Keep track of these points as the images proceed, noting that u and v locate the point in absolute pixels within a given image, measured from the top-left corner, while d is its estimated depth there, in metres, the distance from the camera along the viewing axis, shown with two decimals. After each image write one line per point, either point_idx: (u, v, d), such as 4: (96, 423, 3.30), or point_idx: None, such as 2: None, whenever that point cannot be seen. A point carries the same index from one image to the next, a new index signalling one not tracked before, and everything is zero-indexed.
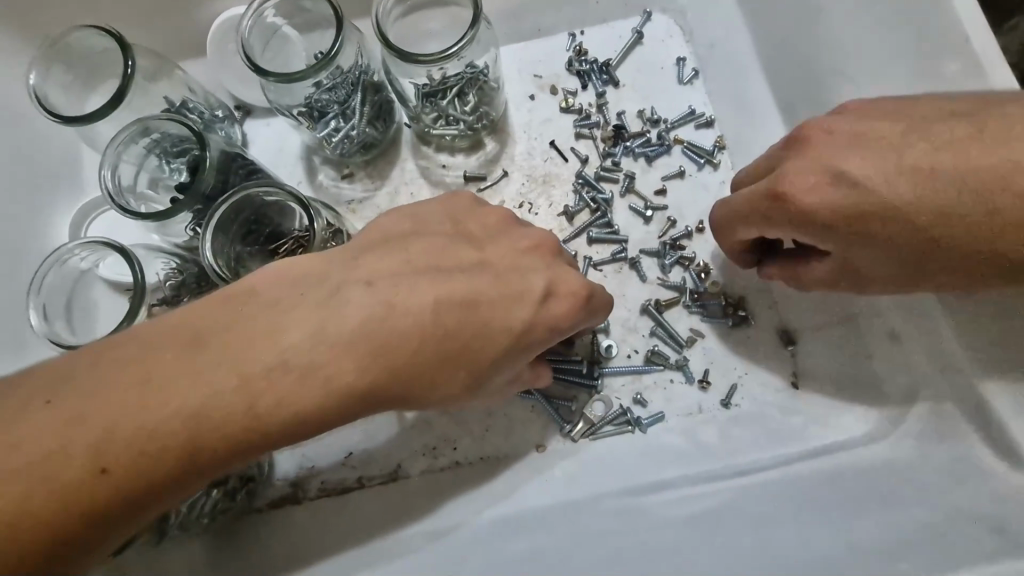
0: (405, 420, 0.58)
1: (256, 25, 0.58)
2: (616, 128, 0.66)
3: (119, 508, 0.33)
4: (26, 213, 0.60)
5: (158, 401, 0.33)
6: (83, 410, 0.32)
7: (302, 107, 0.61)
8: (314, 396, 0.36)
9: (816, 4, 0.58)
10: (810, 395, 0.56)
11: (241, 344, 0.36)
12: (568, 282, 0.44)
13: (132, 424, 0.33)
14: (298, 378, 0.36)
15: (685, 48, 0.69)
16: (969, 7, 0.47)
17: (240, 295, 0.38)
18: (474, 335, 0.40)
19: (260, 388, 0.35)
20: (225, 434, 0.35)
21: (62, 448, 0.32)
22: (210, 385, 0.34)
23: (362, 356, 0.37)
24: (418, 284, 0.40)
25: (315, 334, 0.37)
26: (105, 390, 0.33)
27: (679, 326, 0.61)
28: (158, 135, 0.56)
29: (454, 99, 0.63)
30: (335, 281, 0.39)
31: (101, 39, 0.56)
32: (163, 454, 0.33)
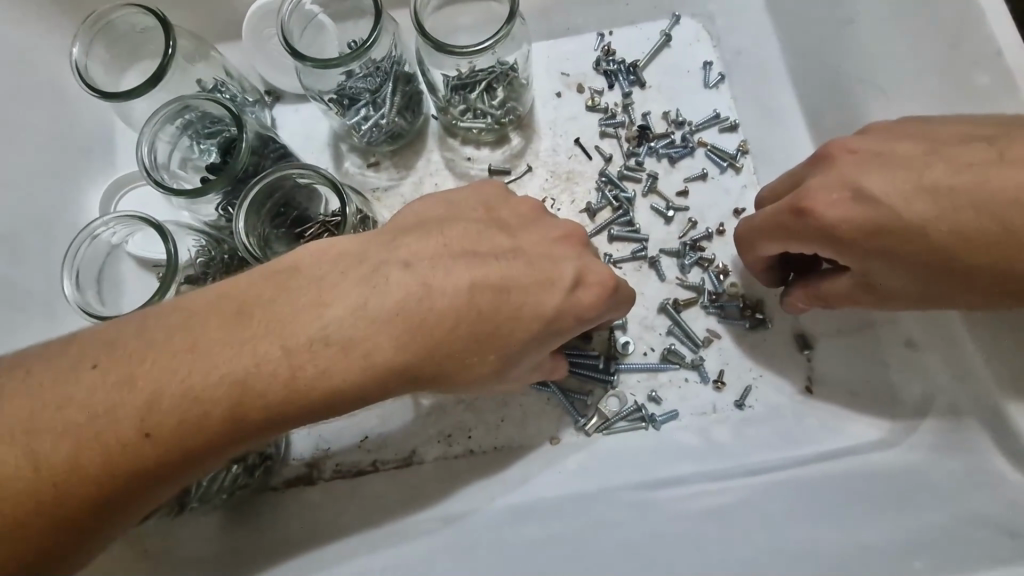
0: (423, 406, 0.60)
1: (295, 12, 0.58)
2: (640, 128, 0.67)
3: (162, 469, 0.35)
4: (61, 185, 0.61)
5: (200, 372, 0.35)
6: (131, 375, 0.34)
7: (333, 94, 0.61)
8: (349, 373, 0.38)
9: (844, 14, 0.58)
10: (823, 399, 0.57)
11: (279, 321, 0.37)
12: (595, 273, 0.45)
13: (177, 391, 0.35)
14: (335, 354, 0.37)
15: (712, 52, 0.69)
16: (1002, 21, 0.47)
17: (278, 272, 0.39)
18: (504, 322, 0.41)
19: (296, 364, 0.37)
20: (264, 404, 0.37)
21: (112, 410, 0.34)
22: (250, 359, 0.36)
23: (394, 337, 0.38)
24: (451, 270, 0.41)
25: (350, 313, 0.38)
26: (153, 356, 0.35)
27: (695, 326, 0.61)
28: (194, 116, 0.57)
29: (482, 93, 0.64)
30: (371, 262, 0.40)
31: (143, 17, 0.57)
32: (205, 421, 0.36)
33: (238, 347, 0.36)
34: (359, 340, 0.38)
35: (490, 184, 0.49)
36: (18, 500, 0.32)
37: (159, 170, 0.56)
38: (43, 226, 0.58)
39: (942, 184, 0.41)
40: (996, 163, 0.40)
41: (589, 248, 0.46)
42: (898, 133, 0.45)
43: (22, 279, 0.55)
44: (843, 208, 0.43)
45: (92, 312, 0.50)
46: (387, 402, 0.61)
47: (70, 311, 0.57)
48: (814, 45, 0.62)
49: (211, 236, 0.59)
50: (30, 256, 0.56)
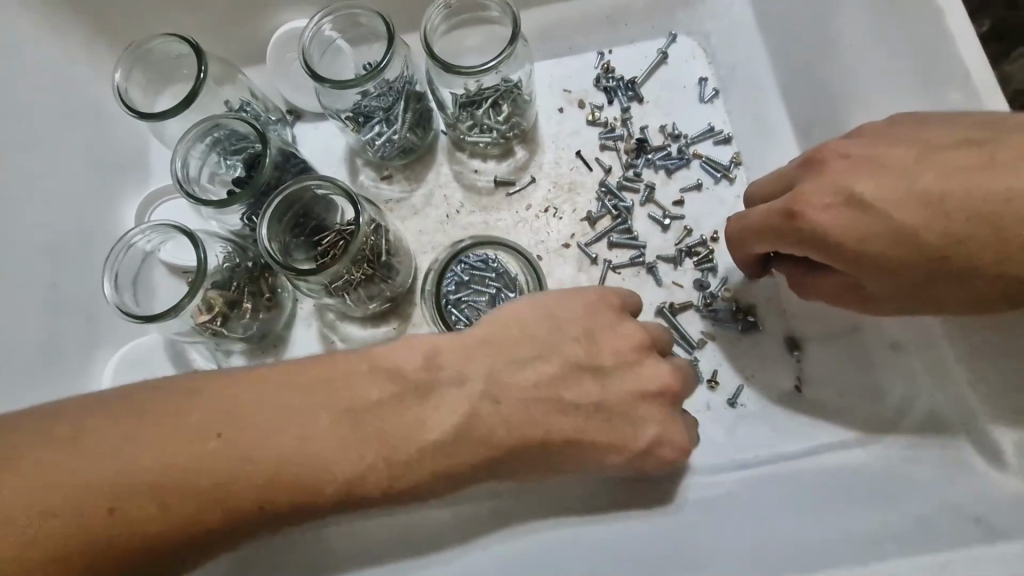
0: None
1: (314, 38, 0.63)
2: (638, 141, 0.71)
3: (262, 527, 0.42)
4: (103, 198, 0.66)
5: (311, 465, 0.42)
6: (255, 455, 0.41)
7: (349, 112, 0.66)
8: (430, 481, 0.45)
9: (828, 33, 0.61)
10: (813, 396, 0.60)
11: (384, 439, 0.43)
12: (672, 440, 0.50)
13: (290, 477, 0.41)
14: (424, 467, 0.44)
15: (707, 69, 0.73)
16: (969, 41, 0.50)
17: (390, 390, 0.45)
18: (573, 453, 0.48)
19: (390, 472, 0.43)
20: (358, 498, 0.43)
21: (229, 482, 0.40)
22: (353, 465, 0.43)
23: (478, 454, 0.45)
24: (538, 419, 0.47)
25: (437, 450, 0.44)
26: (275, 443, 0.42)
27: (691, 329, 0.65)
28: (222, 133, 0.62)
29: (488, 109, 0.69)
30: (468, 386, 0.46)
31: (177, 45, 0.62)
32: (308, 506, 0.42)
33: (345, 450, 0.43)
34: (448, 459, 0.45)
35: (606, 294, 0.52)
36: (136, 533, 0.39)
37: (190, 184, 0.61)
38: (83, 236, 0.64)
39: (913, 194, 0.44)
40: (962, 173, 0.43)
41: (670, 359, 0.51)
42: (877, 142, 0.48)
43: (65, 284, 0.60)
44: (834, 212, 0.46)
45: (127, 312, 0.54)
46: None
47: (108, 311, 0.63)
48: (803, 62, 0.66)
49: (236, 244, 0.63)
50: (72, 262, 0.62)
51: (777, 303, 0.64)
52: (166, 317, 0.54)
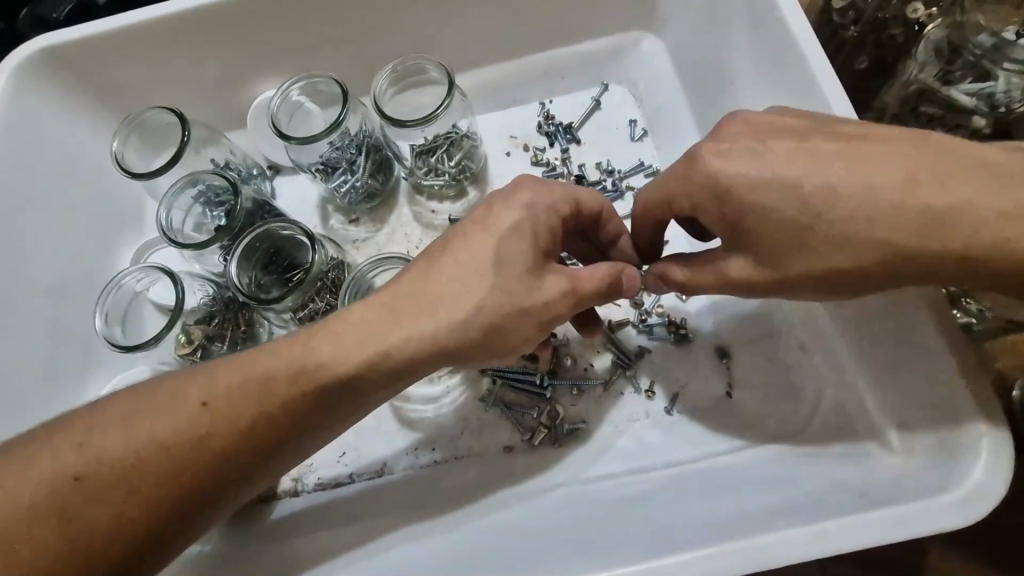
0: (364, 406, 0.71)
1: (283, 103, 0.73)
2: (577, 177, 0.79)
3: (214, 436, 0.47)
4: (100, 249, 0.75)
5: (248, 367, 0.49)
6: (198, 373, 0.49)
7: (318, 164, 0.75)
8: (353, 354, 0.49)
9: (729, 78, 0.70)
10: (741, 400, 0.64)
11: (303, 353, 0.49)
12: (557, 201, 0.53)
13: (226, 378, 0.48)
14: (340, 343, 0.49)
15: (636, 112, 0.81)
16: (833, 79, 0.57)
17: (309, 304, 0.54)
18: (483, 218, 0.52)
19: (312, 355, 0.49)
20: (290, 387, 0.48)
21: (173, 399, 0.48)
22: (279, 359, 0.49)
23: (388, 316, 0.50)
24: (437, 256, 0.51)
25: (355, 353, 0.49)
26: (216, 362, 0.50)
27: (629, 342, 0.70)
28: (203, 186, 0.71)
29: (441, 156, 0.78)
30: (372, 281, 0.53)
31: (166, 114, 0.72)
32: (248, 404, 0.48)
33: (274, 348, 0.50)
34: (360, 328, 0.49)
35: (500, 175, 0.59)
36: (103, 459, 0.45)
37: (174, 232, 0.70)
38: (82, 281, 0.73)
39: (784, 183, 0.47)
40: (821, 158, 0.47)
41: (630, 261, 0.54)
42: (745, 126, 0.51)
43: (67, 320, 0.70)
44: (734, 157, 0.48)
45: (114, 344, 0.63)
46: (365, 421, 0.70)
47: (101, 347, 0.71)
48: (714, 103, 0.73)
49: (215, 282, 0.72)
50: (74, 303, 0.71)
51: (709, 316, 0.69)
52: (144, 346, 0.62)
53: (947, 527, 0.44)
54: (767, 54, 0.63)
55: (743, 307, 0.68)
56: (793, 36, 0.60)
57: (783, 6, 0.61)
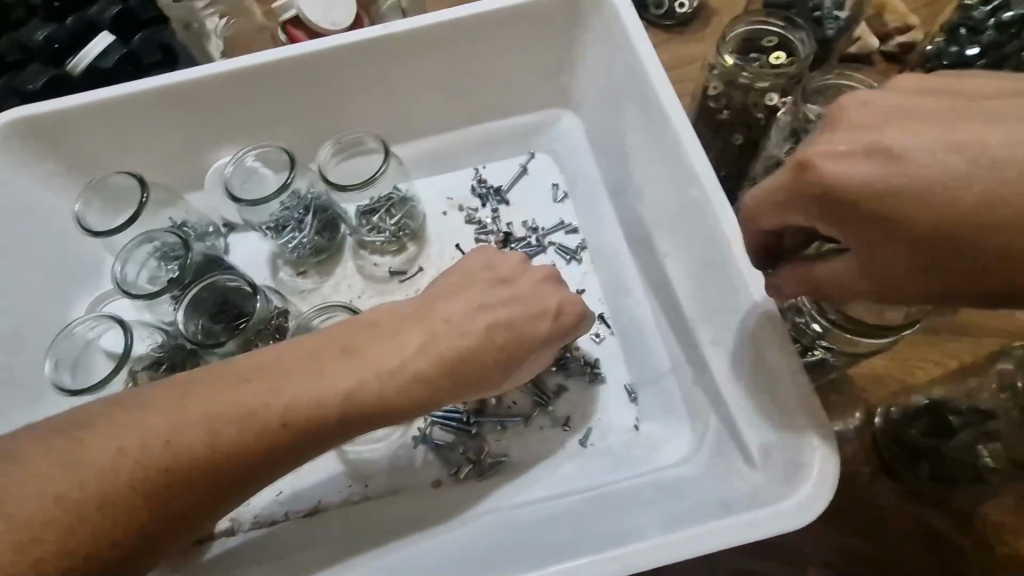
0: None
1: (237, 168, 0.82)
2: (505, 234, 0.88)
3: (218, 465, 0.51)
4: (54, 302, 0.81)
5: (258, 400, 0.53)
6: (209, 403, 0.52)
7: (269, 223, 0.83)
8: (357, 395, 0.56)
9: (629, 152, 0.82)
10: (647, 431, 0.73)
11: (313, 389, 0.55)
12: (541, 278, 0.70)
13: (239, 409, 0.52)
14: (349, 384, 0.56)
15: (558, 177, 0.93)
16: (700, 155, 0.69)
17: (317, 345, 0.59)
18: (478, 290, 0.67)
19: (322, 393, 0.55)
20: (297, 425, 0.54)
21: (178, 425, 0.50)
22: (292, 396, 0.54)
23: (393, 368, 0.59)
24: (442, 317, 0.64)
25: (273, 395, 0.54)
26: (226, 393, 0.53)
27: (550, 381, 0.77)
28: (159, 243, 0.78)
29: (382, 215, 0.87)
30: (379, 335, 0.61)
31: (127, 178, 0.79)
32: (256, 435, 0.52)
33: (285, 384, 0.55)
34: (368, 373, 0.57)
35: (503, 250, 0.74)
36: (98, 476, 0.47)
37: (127, 287, 0.76)
38: (34, 332, 0.78)
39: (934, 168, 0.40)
40: (952, 133, 0.41)
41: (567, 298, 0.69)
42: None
43: (16, 368, 0.74)
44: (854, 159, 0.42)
45: (58, 387, 0.67)
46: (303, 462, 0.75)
47: (48, 392, 0.75)
48: (619, 171, 0.85)
49: (164, 331, 0.77)
50: (26, 352, 0.76)
51: (617, 355, 0.78)
52: (88, 389, 0.66)
53: (787, 528, 0.52)
54: (654, 133, 0.75)
55: (645, 347, 0.77)
56: (671, 119, 0.72)
57: (663, 95, 0.73)
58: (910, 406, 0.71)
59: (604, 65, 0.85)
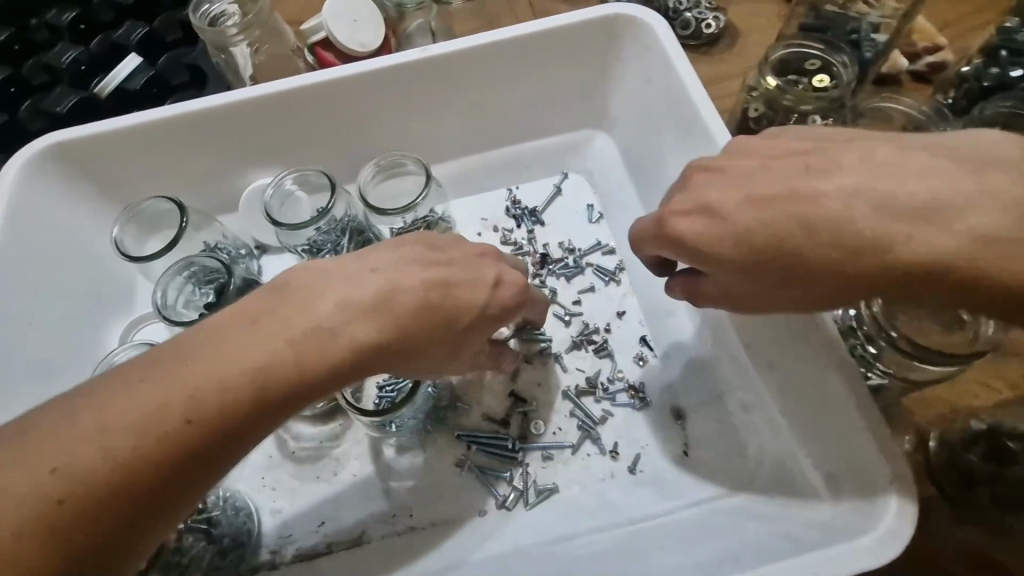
0: (340, 476, 0.75)
1: (275, 192, 0.81)
2: (542, 255, 0.88)
3: (130, 476, 0.47)
4: (89, 329, 0.79)
5: (149, 406, 0.49)
6: (101, 416, 0.48)
7: (305, 245, 0.82)
8: (255, 380, 0.51)
9: (667, 174, 0.82)
10: (697, 456, 0.71)
11: (205, 383, 0.50)
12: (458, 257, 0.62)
13: (129, 417, 0.48)
14: (244, 372, 0.51)
15: (593, 198, 0.92)
16: None
17: (199, 338, 0.53)
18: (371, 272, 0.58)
19: (216, 385, 0.50)
20: (200, 420, 0.50)
21: (74, 448, 0.46)
22: (184, 394, 0.49)
23: (285, 346, 0.53)
24: (336, 295, 0.56)
25: (165, 398, 0.49)
26: (112, 401, 0.48)
27: (593, 407, 0.77)
28: (197, 268, 0.78)
29: (420, 237, 0.84)
30: (269, 316, 0.54)
31: (164, 203, 0.78)
32: (157, 439, 0.48)
33: (173, 383, 0.50)
34: (264, 357, 0.52)
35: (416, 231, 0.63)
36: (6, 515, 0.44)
37: (171, 312, 0.75)
38: (70, 361, 0.76)
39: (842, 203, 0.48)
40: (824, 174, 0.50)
41: (506, 270, 0.65)
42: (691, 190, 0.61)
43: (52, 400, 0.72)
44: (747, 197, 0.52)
45: None
46: (343, 491, 0.74)
47: None
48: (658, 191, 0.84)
49: None
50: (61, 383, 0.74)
51: (662, 379, 0.77)
52: None
53: (869, 566, 0.52)
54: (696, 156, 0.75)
55: (692, 371, 0.76)
56: (716, 141, 0.72)
57: (705, 116, 0.73)
58: (969, 432, 0.69)
59: (640, 87, 0.85)
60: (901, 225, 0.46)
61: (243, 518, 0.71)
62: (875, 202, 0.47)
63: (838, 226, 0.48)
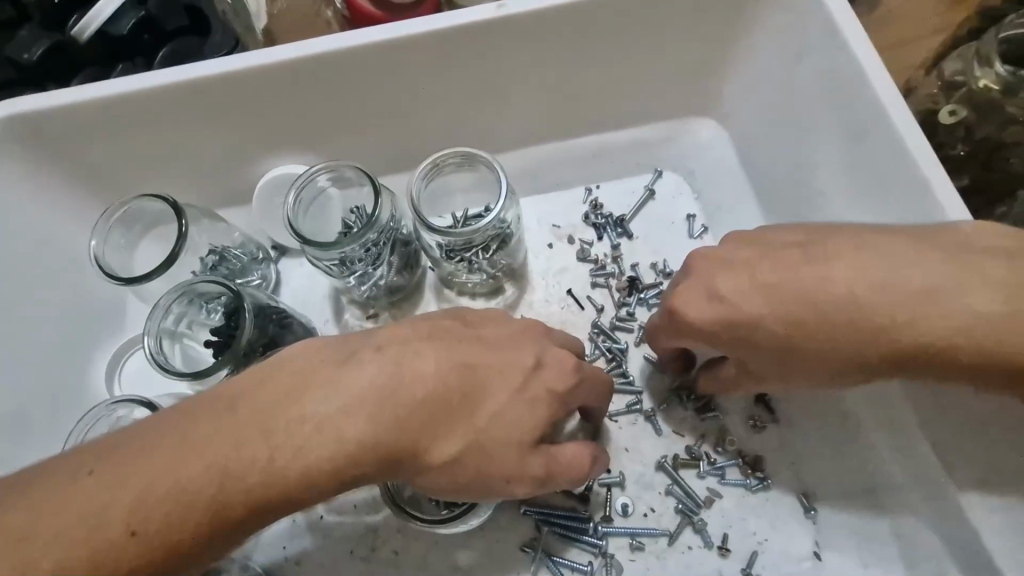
0: (379, 555, 0.61)
1: (301, 194, 0.62)
2: (630, 279, 0.69)
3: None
4: (72, 356, 0.65)
5: (92, 513, 0.36)
6: (34, 525, 0.36)
7: (335, 261, 0.63)
8: (240, 479, 0.38)
9: (819, 188, 0.62)
10: (832, 564, 0.57)
11: (161, 485, 0.37)
12: (502, 334, 0.48)
13: (66, 526, 0.36)
14: (217, 471, 0.38)
15: (695, 205, 0.72)
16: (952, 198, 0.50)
17: (164, 424, 0.39)
18: (399, 359, 0.43)
19: (180, 490, 0.37)
20: (163, 533, 0.37)
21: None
22: (134, 497, 0.36)
23: (269, 442, 0.39)
24: (346, 377, 0.41)
25: (112, 502, 0.36)
26: (46, 506, 0.36)
27: (695, 485, 0.61)
28: (197, 289, 0.61)
29: (478, 252, 0.65)
30: (249, 404, 0.40)
31: (153, 202, 0.62)
32: (106, 557, 0.36)
33: (120, 486, 0.37)
34: (241, 452, 0.38)
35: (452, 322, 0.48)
36: None
37: (173, 337, 0.61)
38: (50, 398, 0.62)
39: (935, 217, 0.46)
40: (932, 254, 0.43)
41: (547, 348, 0.47)
42: (881, 241, 0.44)
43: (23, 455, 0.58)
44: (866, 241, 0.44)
45: None
46: (382, 573, 0.60)
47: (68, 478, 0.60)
48: (796, 211, 0.65)
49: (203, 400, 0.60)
50: (38, 428, 0.60)
51: (789, 453, 0.61)
52: None
53: None
54: (871, 166, 0.56)
55: (830, 450, 0.60)
56: (910, 157, 0.52)
57: (895, 121, 0.53)
58: None
59: (782, 67, 0.64)
60: (903, 306, 0.42)
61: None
62: (880, 279, 0.43)
63: (974, 237, 0.44)
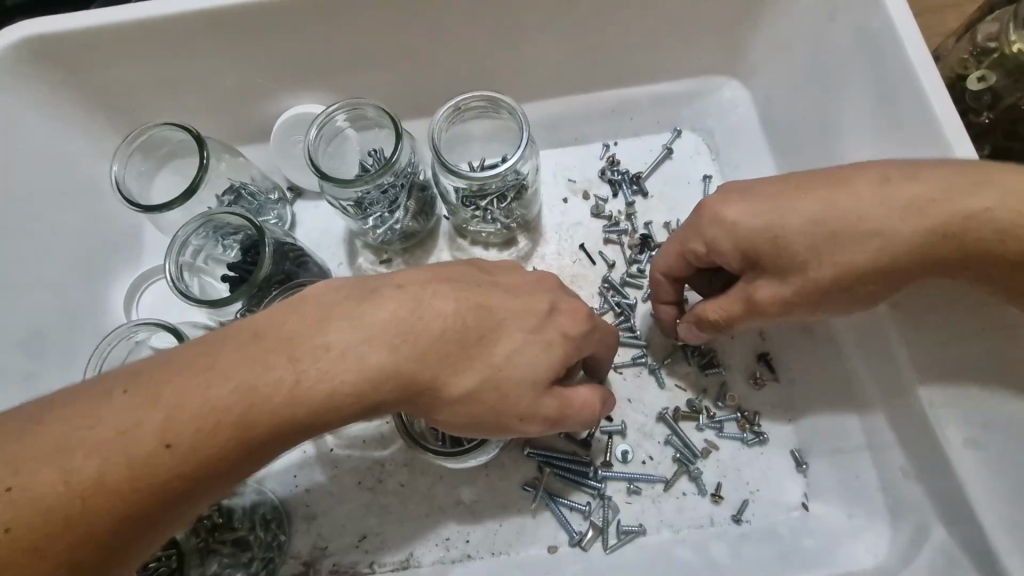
0: (385, 486, 0.64)
1: (321, 132, 0.62)
2: (642, 237, 0.70)
3: (108, 510, 0.37)
4: (92, 283, 0.66)
5: (128, 426, 0.38)
6: (71, 437, 0.37)
7: (351, 202, 0.63)
8: (265, 404, 0.40)
9: (839, 152, 0.62)
10: (819, 514, 0.60)
11: (196, 403, 0.39)
12: (521, 280, 0.49)
13: (103, 438, 0.37)
14: (247, 393, 0.39)
15: (711, 167, 0.72)
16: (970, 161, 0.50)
17: (195, 349, 0.41)
18: (417, 297, 0.44)
19: (212, 409, 0.39)
20: (194, 449, 0.38)
21: (33, 470, 0.36)
22: (169, 413, 0.38)
23: (295, 367, 0.40)
24: (369, 310, 0.43)
25: (148, 416, 0.38)
26: (83, 419, 0.38)
27: (693, 436, 0.63)
28: (217, 223, 0.61)
29: (493, 201, 0.64)
30: (275, 332, 0.41)
31: (172, 132, 0.62)
32: (141, 466, 0.37)
33: (156, 402, 0.38)
34: (270, 377, 0.40)
35: (471, 269, 0.49)
36: None
37: (192, 270, 0.62)
38: (68, 322, 0.63)
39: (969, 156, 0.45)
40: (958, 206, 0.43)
41: (561, 297, 0.48)
42: (897, 199, 0.45)
43: (45, 374, 0.60)
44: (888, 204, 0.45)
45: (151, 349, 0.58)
46: (389, 504, 0.63)
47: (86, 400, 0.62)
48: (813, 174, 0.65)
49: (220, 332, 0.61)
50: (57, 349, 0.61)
51: (785, 411, 0.63)
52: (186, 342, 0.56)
53: None
54: (895, 131, 0.56)
55: (827, 409, 0.61)
56: (935, 121, 0.52)
57: (923, 85, 0.53)
58: None
59: (813, 26, 0.63)
60: None
61: (273, 530, 0.62)
62: (893, 234, 0.44)
63: (998, 195, 0.43)
